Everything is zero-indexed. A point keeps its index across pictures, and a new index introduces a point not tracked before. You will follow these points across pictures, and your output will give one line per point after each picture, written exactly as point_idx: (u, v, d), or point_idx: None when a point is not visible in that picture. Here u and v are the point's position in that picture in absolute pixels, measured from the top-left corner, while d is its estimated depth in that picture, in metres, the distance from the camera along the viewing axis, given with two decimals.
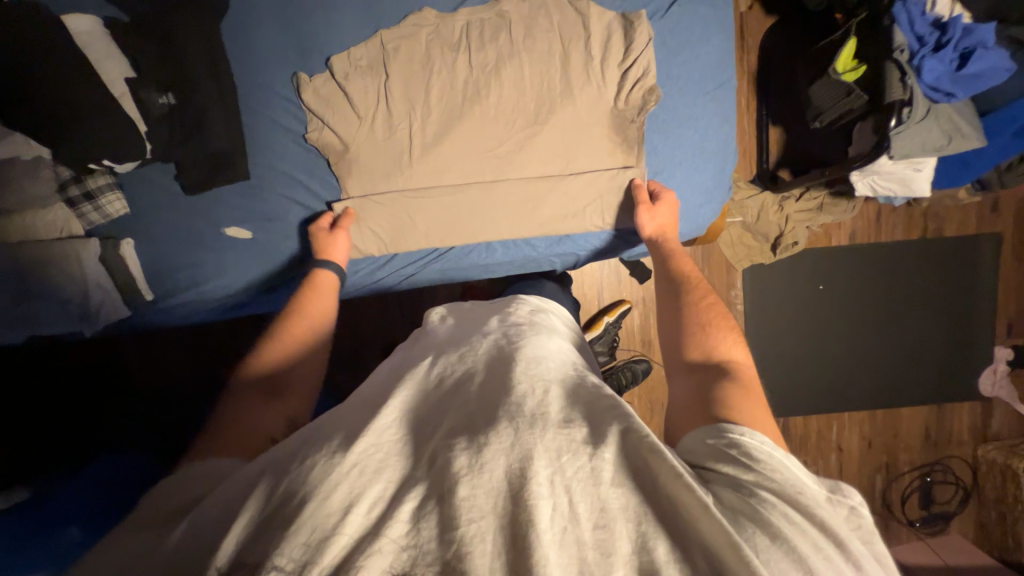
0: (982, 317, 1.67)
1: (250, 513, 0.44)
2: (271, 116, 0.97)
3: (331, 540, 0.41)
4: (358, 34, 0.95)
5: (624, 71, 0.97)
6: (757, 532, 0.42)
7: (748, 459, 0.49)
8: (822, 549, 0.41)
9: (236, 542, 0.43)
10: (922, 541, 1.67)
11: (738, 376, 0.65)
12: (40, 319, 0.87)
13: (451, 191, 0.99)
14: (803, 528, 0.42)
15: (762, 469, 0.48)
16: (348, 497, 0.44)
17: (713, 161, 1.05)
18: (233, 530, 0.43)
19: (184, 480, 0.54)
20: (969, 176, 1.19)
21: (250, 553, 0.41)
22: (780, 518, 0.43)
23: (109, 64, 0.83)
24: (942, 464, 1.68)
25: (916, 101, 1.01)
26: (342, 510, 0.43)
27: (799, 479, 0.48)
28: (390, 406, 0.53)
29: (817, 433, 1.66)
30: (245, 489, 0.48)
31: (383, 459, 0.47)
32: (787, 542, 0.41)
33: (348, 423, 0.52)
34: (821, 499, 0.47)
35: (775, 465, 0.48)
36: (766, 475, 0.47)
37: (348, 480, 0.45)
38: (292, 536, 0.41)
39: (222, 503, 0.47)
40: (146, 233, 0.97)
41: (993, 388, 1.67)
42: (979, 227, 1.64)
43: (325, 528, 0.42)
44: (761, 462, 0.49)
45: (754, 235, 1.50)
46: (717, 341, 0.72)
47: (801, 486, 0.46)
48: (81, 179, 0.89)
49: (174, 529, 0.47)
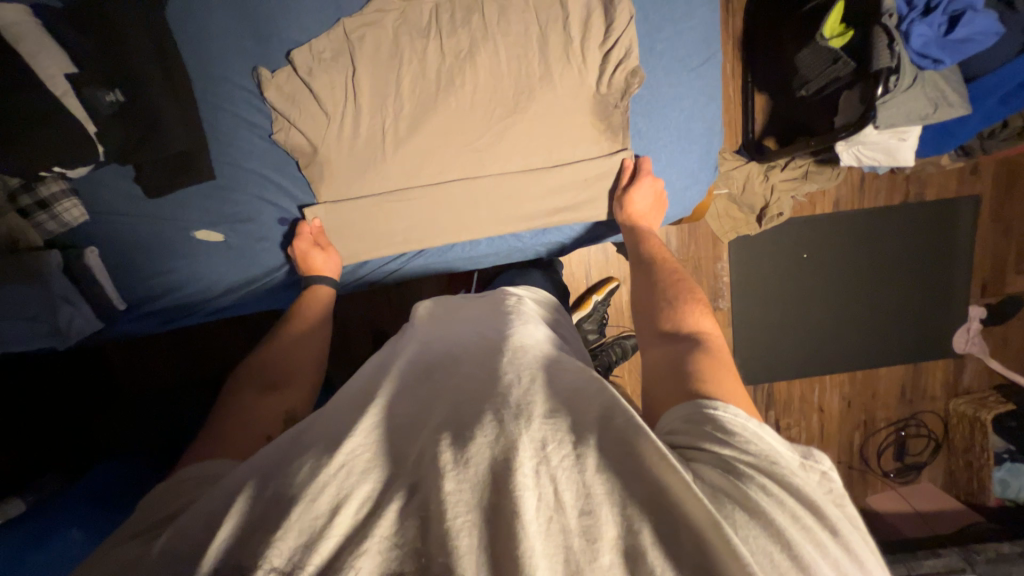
0: (958, 278, 1.72)
1: (238, 523, 0.42)
2: (232, 111, 0.90)
3: (321, 539, 0.39)
4: (320, 19, 0.89)
5: (605, 54, 0.92)
6: (736, 511, 0.40)
7: (721, 433, 0.46)
8: (799, 518, 0.40)
9: (227, 539, 0.41)
10: (895, 489, 1.77)
11: (710, 348, 0.63)
12: (8, 337, 0.83)
13: (428, 186, 0.96)
14: (780, 500, 0.41)
15: (734, 442, 0.45)
16: (335, 498, 0.42)
17: (699, 143, 1.02)
18: (218, 537, 0.41)
19: (169, 486, 0.52)
20: (951, 144, 1.19)
21: (237, 564, 0.39)
22: (756, 492, 0.41)
23: (46, 59, 0.74)
24: (916, 418, 1.77)
25: (903, 68, 1.00)
26: (331, 511, 0.41)
27: (773, 447, 0.46)
28: (375, 403, 0.51)
29: (800, 396, 1.72)
30: (226, 499, 0.45)
31: (372, 458, 0.45)
32: (766, 518, 0.40)
33: (334, 424, 0.50)
34: (793, 464, 0.45)
35: (749, 437, 0.46)
36: (740, 448, 0.45)
37: (336, 480, 0.43)
38: (281, 539, 0.39)
39: (204, 507, 0.45)
40: (110, 241, 0.92)
41: (966, 346, 1.74)
42: (959, 190, 1.66)
43: (312, 530, 0.40)
44: (735, 436, 0.46)
45: (740, 207, 1.49)
46: (691, 315, 0.72)
47: (775, 457, 0.44)
48: (32, 187, 0.83)
49: (154, 544, 0.44)
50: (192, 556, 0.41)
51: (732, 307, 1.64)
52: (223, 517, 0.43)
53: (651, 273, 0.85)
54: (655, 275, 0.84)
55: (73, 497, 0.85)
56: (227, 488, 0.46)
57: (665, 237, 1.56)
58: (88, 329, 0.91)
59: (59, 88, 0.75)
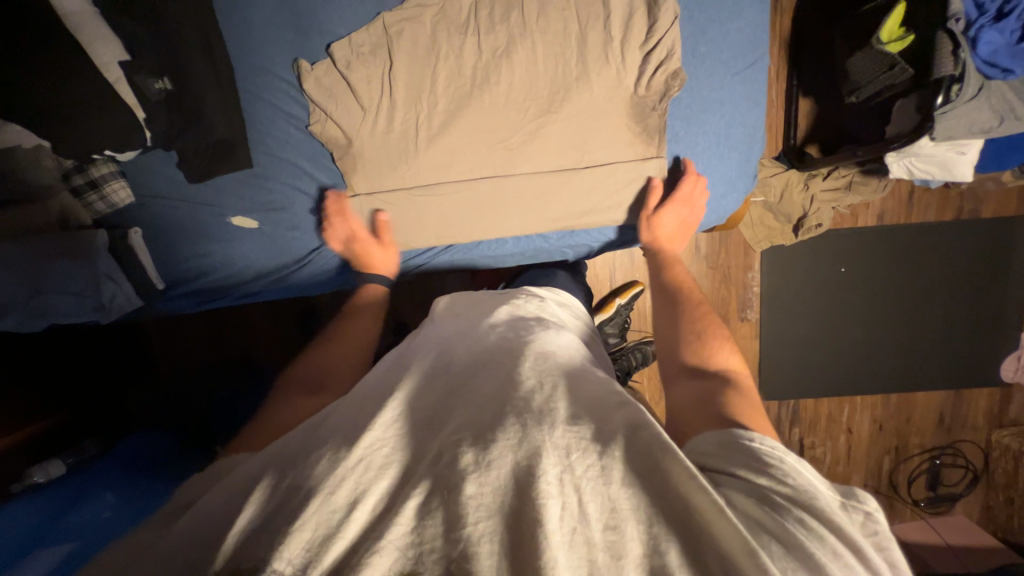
0: (1012, 303, 1.61)
1: (257, 508, 0.43)
2: (272, 102, 0.93)
3: (334, 539, 0.40)
4: (360, 14, 0.89)
5: (646, 54, 0.89)
6: (773, 543, 0.38)
7: (757, 465, 0.45)
8: (840, 557, 0.38)
9: (245, 527, 0.42)
10: (924, 519, 1.69)
11: (740, 387, 0.61)
12: (59, 311, 0.88)
13: (458, 183, 0.96)
14: (820, 535, 0.39)
15: (770, 473, 0.44)
16: (353, 492, 0.42)
17: (738, 150, 0.99)
18: (238, 523, 0.42)
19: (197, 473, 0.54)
20: (1014, 160, 1.11)
21: (250, 557, 0.40)
22: (794, 525, 0.39)
23: (101, 46, 0.78)
24: (953, 448, 1.67)
25: (967, 78, 0.93)
26: (348, 505, 0.42)
27: (810, 482, 0.44)
28: (395, 398, 0.52)
29: (828, 415, 1.66)
30: (248, 485, 0.46)
31: (389, 454, 0.46)
32: (804, 553, 0.37)
33: (351, 418, 0.50)
34: (833, 502, 0.43)
35: (787, 470, 0.44)
36: (777, 479, 0.43)
37: (353, 475, 0.43)
38: (296, 533, 0.40)
39: (229, 490, 0.47)
40: (153, 224, 0.96)
41: (1016, 375, 1.63)
42: (1019, 209, 1.55)
43: (328, 525, 0.40)
44: (771, 467, 0.44)
45: (775, 216, 1.43)
46: (717, 351, 0.70)
47: (812, 490, 0.43)
48: (84, 168, 0.88)
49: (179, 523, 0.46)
50: (211, 539, 0.42)
51: (761, 319, 1.59)
52: (244, 502, 0.44)
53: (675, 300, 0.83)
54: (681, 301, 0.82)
55: (110, 464, 0.90)
56: (251, 470, 0.48)
57: (694, 243, 1.51)
58: (129, 307, 0.96)
59: (111, 74, 0.78)
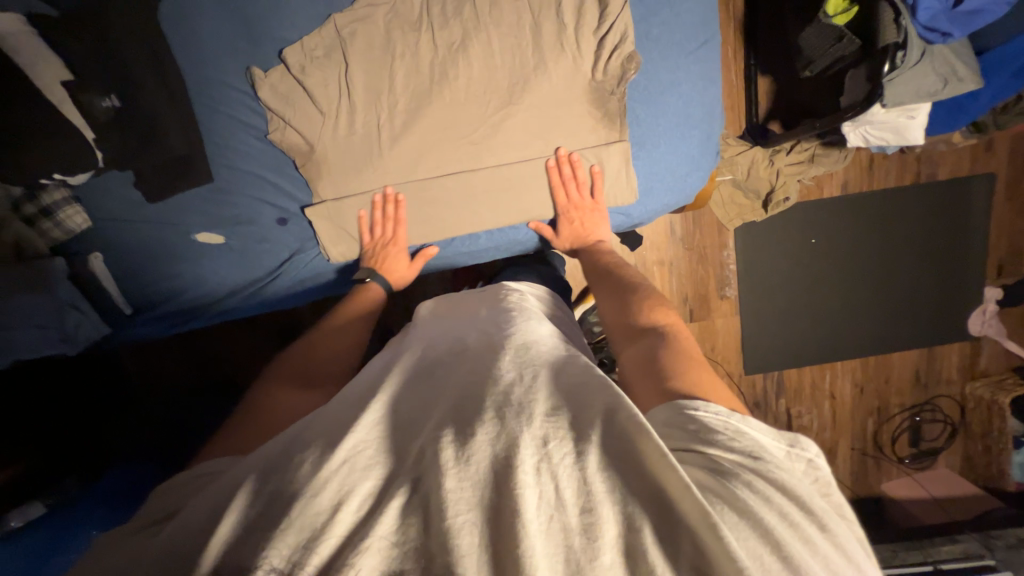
0: (973, 259, 1.67)
1: (237, 518, 0.42)
2: (228, 113, 0.90)
3: (320, 540, 0.39)
4: (311, 18, 0.88)
5: (600, 39, 0.91)
6: (726, 509, 0.39)
7: (701, 436, 0.45)
8: (787, 516, 0.39)
9: (230, 533, 0.41)
10: (911, 476, 1.74)
11: (674, 342, 0.63)
12: (25, 346, 0.83)
13: (426, 182, 0.95)
14: (768, 497, 0.40)
15: (720, 441, 0.44)
16: (338, 494, 0.42)
17: (699, 129, 1.00)
18: (219, 532, 0.41)
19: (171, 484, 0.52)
20: (963, 121, 1.16)
21: (237, 562, 0.39)
22: (742, 490, 0.40)
23: (43, 68, 0.76)
24: (931, 404, 1.73)
25: (909, 44, 0.97)
26: (332, 509, 0.41)
27: (756, 442, 0.45)
28: (376, 401, 0.51)
29: (811, 383, 1.70)
30: (227, 496, 0.45)
31: (374, 455, 0.45)
32: (756, 518, 0.38)
33: (334, 421, 0.49)
34: (779, 457, 0.44)
35: (733, 435, 0.45)
36: (725, 448, 0.44)
37: (337, 477, 0.42)
38: (282, 536, 0.39)
39: (204, 502, 0.45)
40: (113, 247, 0.93)
41: (983, 328, 1.70)
42: (972, 169, 1.62)
43: (314, 526, 0.40)
44: (718, 440, 0.44)
45: (745, 193, 1.46)
46: (653, 312, 0.73)
47: (760, 453, 0.43)
48: (35, 195, 0.85)
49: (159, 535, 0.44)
50: (195, 549, 0.41)
51: (739, 295, 1.62)
52: (224, 511, 0.43)
53: (625, 284, 0.84)
54: (633, 284, 0.83)
55: (91, 499, 0.87)
56: (226, 481, 0.47)
57: (668, 226, 1.53)
58: (97, 334, 0.93)
59: (55, 96, 0.77)
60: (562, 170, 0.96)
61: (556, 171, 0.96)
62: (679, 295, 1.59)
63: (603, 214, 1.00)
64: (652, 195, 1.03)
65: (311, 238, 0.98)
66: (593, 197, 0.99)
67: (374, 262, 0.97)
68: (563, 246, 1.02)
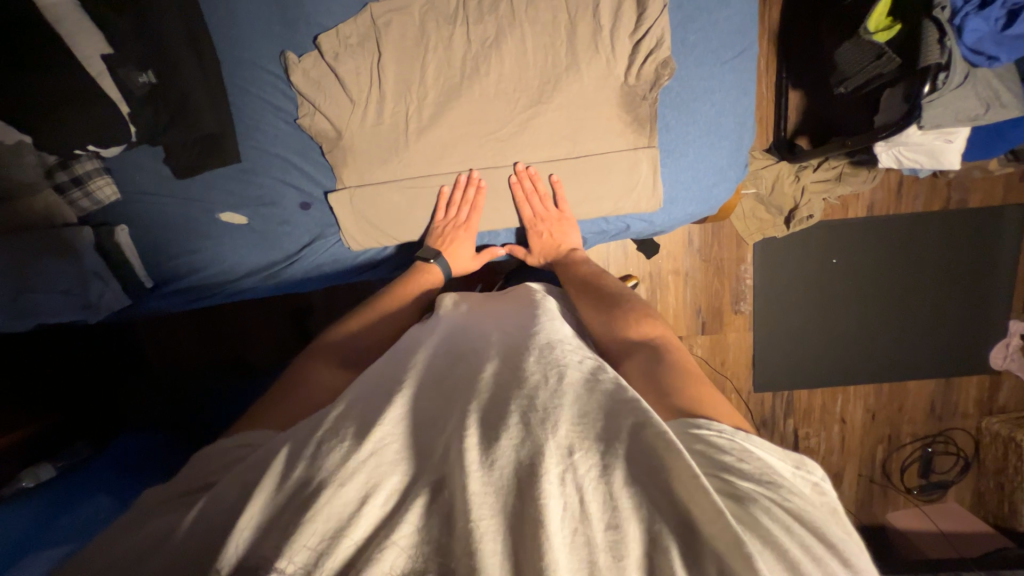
0: (1000, 290, 1.63)
1: (261, 504, 0.42)
2: (260, 95, 0.92)
3: (343, 535, 0.39)
4: (347, 6, 0.89)
5: (636, 43, 0.90)
6: (754, 539, 0.38)
7: (717, 457, 0.45)
8: (809, 549, 0.38)
9: (256, 522, 0.41)
10: (918, 507, 1.70)
11: (668, 358, 0.65)
12: (46, 311, 0.87)
13: (449, 175, 0.95)
14: (786, 524, 0.40)
15: (731, 459, 0.45)
16: (364, 488, 0.42)
17: (728, 140, 0.99)
18: (246, 519, 0.41)
19: (210, 455, 0.53)
20: (1002, 148, 1.12)
21: (257, 550, 0.39)
22: (761, 515, 0.40)
23: (87, 37, 0.77)
24: (944, 435, 1.69)
25: (953, 66, 0.94)
26: (358, 501, 0.41)
27: (767, 463, 0.45)
28: (404, 393, 0.51)
29: (821, 406, 1.67)
30: (252, 481, 0.45)
31: (400, 450, 0.45)
32: (776, 546, 0.38)
33: (361, 411, 0.49)
34: (788, 478, 0.45)
35: (742, 455, 0.46)
36: (739, 469, 0.44)
37: (365, 470, 0.43)
38: (308, 526, 0.39)
39: (231, 483, 0.46)
40: (138, 220, 0.95)
41: (1005, 362, 1.65)
42: (1005, 198, 1.58)
43: (340, 520, 0.40)
44: (730, 460, 0.45)
45: (767, 208, 1.44)
46: (635, 323, 0.75)
47: (771, 475, 0.44)
48: (67, 164, 0.86)
49: (193, 508, 0.45)
50: (224, 529, 0.42)
51: (754, 312, 1.59)
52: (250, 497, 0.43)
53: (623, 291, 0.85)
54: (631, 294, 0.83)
55: (100, 466, 0.88)
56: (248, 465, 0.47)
57: (687, 236, 1.52)
58: (118, 305, 0.95)
59: (95, 68, 0.78)
60: (527, 174, 0.95)
61: (520, 176, 0.96)
62: (692, 306, 1.57)
63: (572, 222, 0.99)
64: (675, 204, 1.02)
65: (333, 224, 0.99)
66: (557, 206, 0.98)
67: (440, 241, 0.97)
68: (538, 261, 1.01)
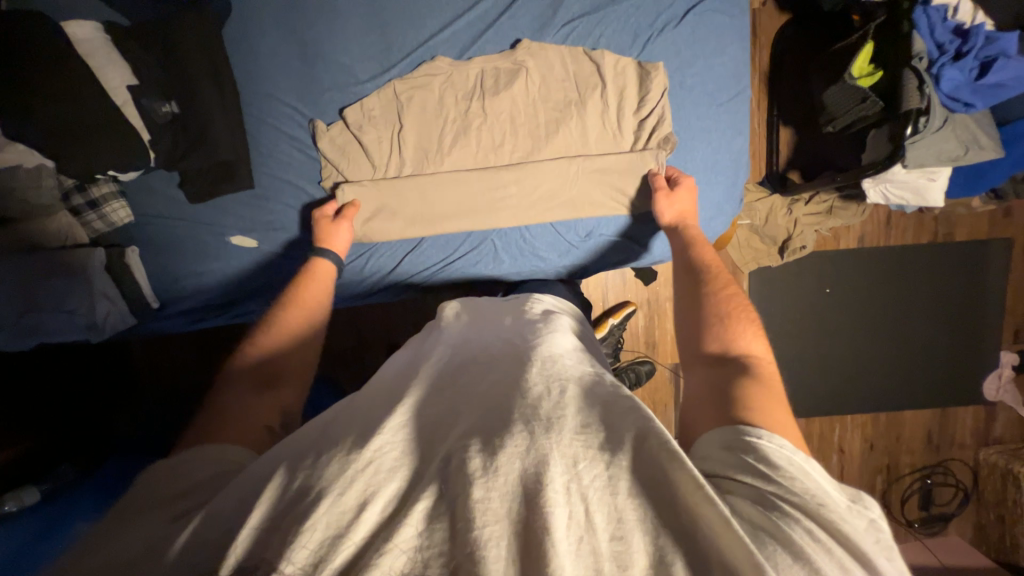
0: (989, 321, 1.66)
1: (266, 509, 0.42)
2: (276, 124, 0.96)
3: (343, 539, 0.39)
4: (365, 46, 0.94)
5: (640, 121, 0.98)
6: (778, 551, 0.39)
7: (768, 465, 0.45)
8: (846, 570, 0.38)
9: (255, 527, 0.41)
10: (919, 541, 1.68)
11: (757, 374, 0.60)
12: (50, 329, 0.87)
13: (458, 219, 1.01)
14: (828, 547, 0.39)
15: (782, 478, 0.44)
16: (362, 494, 0.42)
17: (725, 175, 1.04)
18: (251, 520, 0.42)
19: (180, 469, 0.52)
20: (982, 186, 1.18)
21: (257, 553, 0.40)
22: (800, 534, 0.40)
23: (111, 72, 0.81)
24: (943, 466, 1.69)
25: (933, 110, 1.01)
26: (357, 507, 0.41)
27: (819, 486, 0.44)
28: (404, 402, 0.51)
29: (820, 434, 1.67)
30: (256, 488, 0.45)
31: (399, 457, 0.45)
32: (808, 560, 0.38)
33: (362, 419, 0.50)
34: (842, 508, 0.43)
35: (795, 474, 0.45)
36: (786, 486, 0.44)
37: (362, 477, 0.43)
38: (306, 534, 0.39)
39: (237, 494, 0.46)
40: (151, 242, 0.98)
41: (998, 393, 1.67)
42: (991, 232, 1.63)
43: (339, 525, 0.40)
44: (782, 470, 0.45)
45: (762, 238, 1.47)
46: (741, 332, 0.68)
47: (824, 498, 0.43)
48: (84, 187, 0.89)
49: (186, 525, 0.44)
50: (223, 540, 0.42)
51: None
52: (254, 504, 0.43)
53: (693, 272, 0.81)
54: (696, 279, 0.79)
55: (93, 486, 0.88)
56: (256, 473, 0.47)
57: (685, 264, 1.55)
58: (123, 325, 0.96)
59: (120, 97, 0.82)
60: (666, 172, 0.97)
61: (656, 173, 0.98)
62: None
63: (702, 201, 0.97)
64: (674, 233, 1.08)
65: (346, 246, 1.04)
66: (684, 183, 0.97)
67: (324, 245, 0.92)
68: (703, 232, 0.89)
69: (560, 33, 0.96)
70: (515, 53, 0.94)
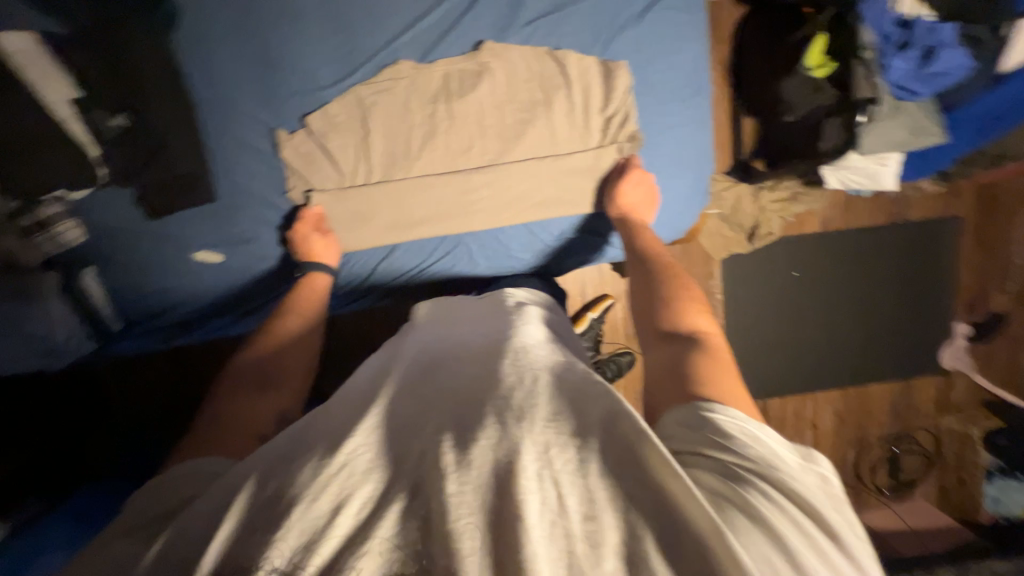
0: (944, 295, 1.76)
1: (238, 518, 0.42)
2: (236, 135, 0.92)
3: (319, 544, 0.39)
4: (323, 51, 0.91)
5: (606, 118, 0.99)
6: (740, 516, 0.40)
7: (721, 438, 0.47)
8: (802, 529, 0.40)
9: (226, 538, 0.41)
10: (890, 507, 1.78)
11: (707, 346, 0.63)
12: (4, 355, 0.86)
13: (431, 223, 1.01)
14: (784, 508, 0.41)
15: (737, 447, 0.46)
16: (336, 498, 0.42)
17: (691, 169, 1.06)
18: (218, 538, 0.41)
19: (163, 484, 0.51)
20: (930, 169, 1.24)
21: (234, 561, 0.39)
22: (757, 498, 0.42)
23: (51, 85, 0.80)
24: (908, 434, 1.78)
25: (882, 98, 1.11)
26: (331, 511, 0.41)
27: (771, 450, 0.46)
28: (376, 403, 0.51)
29: (794, 412, 1.74)
30: (226, 501, 0.45)
31: (373, 459, 0.45)
32: (769, 526, 0.40)
33: (336, 424, 0.49)
34: (792, 465, 0.46)
35: (747, 442, 0.47)
36: (740, 454, 0.45)
37: (337, 480, 0.43)
38: (280, 541, 0.39)
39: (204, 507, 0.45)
40: (107, 260, 0.94)
41: (954, 360, 1.76)
42: (942, 210, 1.71)
43: (313, 531, 0.40)
44: (735, 440, 0.47)
45: (731, 227, 1.51)
46: (684, 311, 0.71)
47: (772, 461, 0.45)
48: (32, 207, 0.85)
49: (153, 545, 0.44)
50: (192, 558, 0.41)
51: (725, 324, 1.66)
52: (223, 516, 0.42)
53: (640, 261, 0.85)
54: (646, 266, 0.83)
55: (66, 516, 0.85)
56: (227, 484, 0.46)
57: None
58: (85, 348, 0.96)
59: (63, 113, 0.81)
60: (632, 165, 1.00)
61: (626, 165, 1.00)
62: None
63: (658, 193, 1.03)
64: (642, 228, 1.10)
65: None
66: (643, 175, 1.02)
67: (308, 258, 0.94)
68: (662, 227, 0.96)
69: (522, 33, 0.95)
70: (478, 55, 0.94)
